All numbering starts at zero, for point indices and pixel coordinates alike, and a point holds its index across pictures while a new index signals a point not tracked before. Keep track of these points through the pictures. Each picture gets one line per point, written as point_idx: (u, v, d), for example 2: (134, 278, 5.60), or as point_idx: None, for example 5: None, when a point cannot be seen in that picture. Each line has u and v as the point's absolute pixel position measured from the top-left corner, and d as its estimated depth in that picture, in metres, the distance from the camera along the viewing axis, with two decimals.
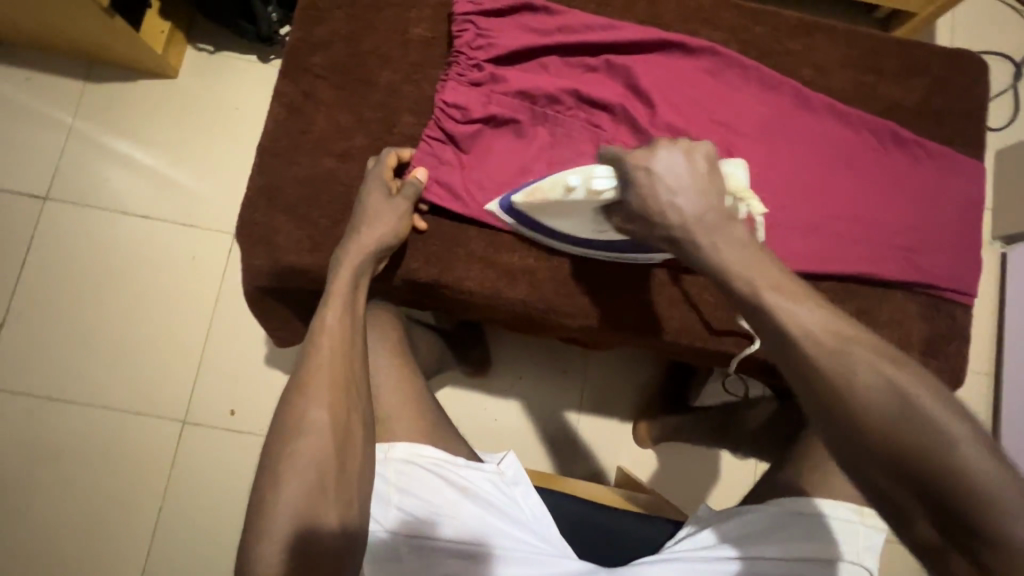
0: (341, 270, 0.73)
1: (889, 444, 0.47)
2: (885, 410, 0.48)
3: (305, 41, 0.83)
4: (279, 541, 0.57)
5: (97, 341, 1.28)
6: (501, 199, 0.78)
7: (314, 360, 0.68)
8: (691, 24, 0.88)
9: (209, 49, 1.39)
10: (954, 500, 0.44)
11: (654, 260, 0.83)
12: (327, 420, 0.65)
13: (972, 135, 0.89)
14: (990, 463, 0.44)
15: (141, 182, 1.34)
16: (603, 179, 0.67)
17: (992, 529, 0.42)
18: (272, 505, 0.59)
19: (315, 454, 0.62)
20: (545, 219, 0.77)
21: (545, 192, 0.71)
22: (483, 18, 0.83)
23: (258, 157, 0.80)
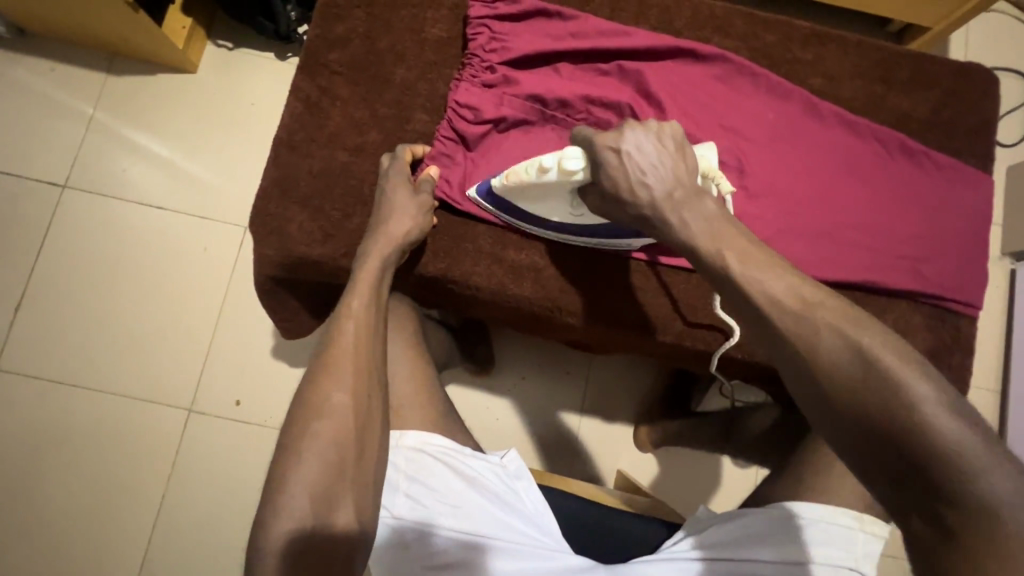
0: (369, 259, 0.74)
1: (858, 406, 0.46)
2: (849, 368, 0.48)
3: (324, 39, 0.84)
4: (294, 522, 0.59)
5: (109, 327, 1.31)
6: (478, 184, 0.80)
7: (341, 342, 0.69)
8: (703, 31, 0.89)
9: (228, 45, 1.42)
10: (919, 456, 0.43)
11: (635, 246, 0.83)
12: (348, 402, 0.66)
13: (982, 148, 0.89)
14: (949, 418, 0.44)
15: (158, 173, 1.37)
16: (574, 160, 0.68)
17: (957, 485, 0.42)
18: (289, 485, 0.60)
19: (335, 435, 0.64)
20: (521, 203, 0.78)
21: (520, 174, 0.73)
22: (497, 21, 0.84)
23: (273, 150, 0.82)
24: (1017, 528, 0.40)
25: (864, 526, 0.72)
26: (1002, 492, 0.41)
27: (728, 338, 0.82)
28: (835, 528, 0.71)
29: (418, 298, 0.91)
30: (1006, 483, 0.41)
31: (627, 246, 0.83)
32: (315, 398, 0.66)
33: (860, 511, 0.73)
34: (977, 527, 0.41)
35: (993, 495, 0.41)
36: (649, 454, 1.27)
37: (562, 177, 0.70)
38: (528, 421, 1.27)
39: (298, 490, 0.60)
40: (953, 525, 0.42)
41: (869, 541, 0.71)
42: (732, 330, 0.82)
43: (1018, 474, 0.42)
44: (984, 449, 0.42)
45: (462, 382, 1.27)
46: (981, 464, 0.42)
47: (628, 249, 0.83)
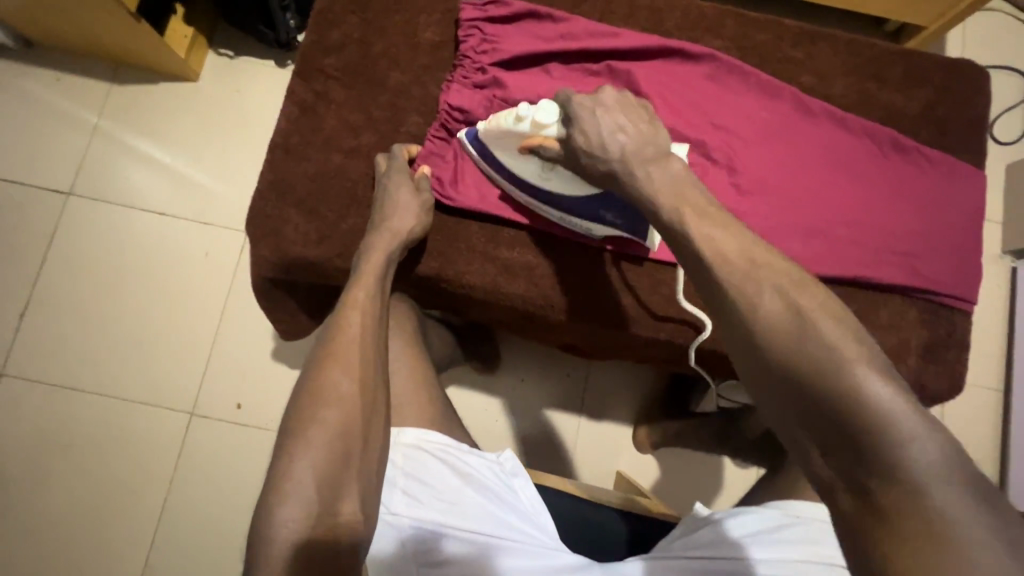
0: (372, 253, 0.75)
1: (788, 365, 0.46)
2: (784, 328, 0.47)
3: (318, 44, 0.86)
4: (299, 510, 0.59)
5: (113, 331, 1.32)
6: (467, 129, 0.81)
7: (344, 336, 0.70)
8: (694, 32, 0.90)
9: (229, 54, 1.44)
10: (848, 422, 0.43)
11: (595, 234, 0.83)
12: (353, 393, 0.67)
13: (974, 143, 0.89)
14: (879, 385, 0.43)
15: (160, 180, 1.39)
16: (548, 115, 0.71)
17: (881, 452, 0.41)
18: (294, 472, 0.61)
19: (341, 423, 0.65)
20: (496, 155, 0.79)
21: (497, 118, 0.75)
22: (488, 24, 0.85)
23: (269, 153, 0.83)
24: (935, 499, 0.39)
25: None
26: (925, 461, 0.41)
27: (701, 335, 0.83)
28: (829, 526, 0.72)
29: (417, 300, 0.91)
30: (931, 454, 0.41)
31: (586, 233, 0.83)
32: (317, 391, 0.66)
33: None
34: (898, 499, 0.40)
35: (915, 465, 0.41)
36: (649, 454, 1.26)
37: (534, 129, 0.72)
38: (528, 422, 1.27)
39: (303, 477, 0.61)
40: (873, 495, 0.41)
41: None
42: (705, 328, 0.83)
43: (941, 445, 0.41)
44: (912, 416, 0.42)
45: (461, 384, 1.28)
46: (908, 431, 0.42)
47: (591, 237, 0.83)
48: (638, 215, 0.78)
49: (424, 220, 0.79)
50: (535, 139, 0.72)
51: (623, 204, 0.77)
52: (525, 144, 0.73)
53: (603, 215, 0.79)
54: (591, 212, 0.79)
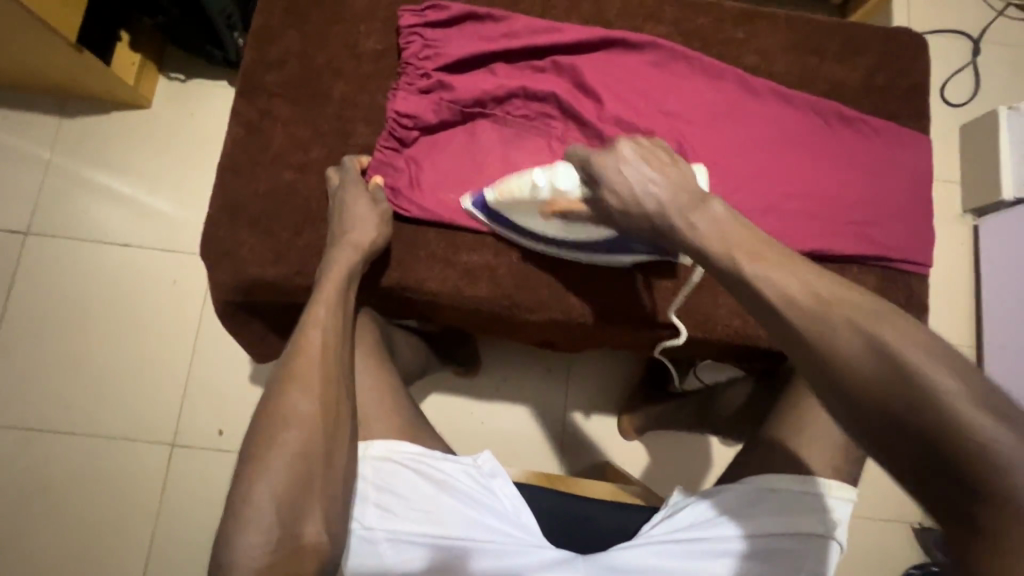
0: (333, 268, 0.75)
1: (877, 398, 0.44)
2: (866, 357, 0.46)
3: (260, 62, 0.85)
4: (259, 535, 0.59)
5: (85, 369, 1.30)
6: (473, 198, 0.80)
7: (306, 353, 0.69)
8: (636, 20, 0.90)
9: (181, 77, 1.42)
10: (953, 456, 0.41)
11: (628, 262, 0.83)
12: (314, 414, 0.66)
13: (917, 110, 0.91)
14: (982, 414, 0.41)
15: (119, 211, 1.37)
16: (567, 180, 0.72)
17: (991, 488, 0.39)
18: (253, 498, 0.60)
19: (302, 445, 0.64)
20: (515, 220, 0.79)
21: (512, 189, 0.75)
22: (429, 29, 0.85)
23: (217, 176, 0.82)
24: None
25: (835, 491, 0.72)
26: None
27: (677, 338, 0.85)
28: (802, 495, 0.72)
29: (380, 309, 0.90)
30: None
31: (620, 262, 0.83)
32: (279, 412, 0.65)
33: (827, 475, 0.74)
34: (1014, 531, 0.39)
35: None
36: (633, 440, 1.27)
37: (554, 195, 0.73)
38: (511, 422, 1.28)
39: (263, 502, 0.60)
40: (986, 525, 0.39)
41: (839, 504, 0.72)
42: (683, 331, 0.83)
43: None
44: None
45: (445, 389, 1.28)
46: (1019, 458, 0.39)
47: (624, 267, 0.84)
48: (668, 249, 0.77)
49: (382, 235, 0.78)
50: (559, 204, 0.73)
51: (651, 241, 0.76)
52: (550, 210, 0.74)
53: (633, 248, 0.79)
54: (622, 245, 0.79)
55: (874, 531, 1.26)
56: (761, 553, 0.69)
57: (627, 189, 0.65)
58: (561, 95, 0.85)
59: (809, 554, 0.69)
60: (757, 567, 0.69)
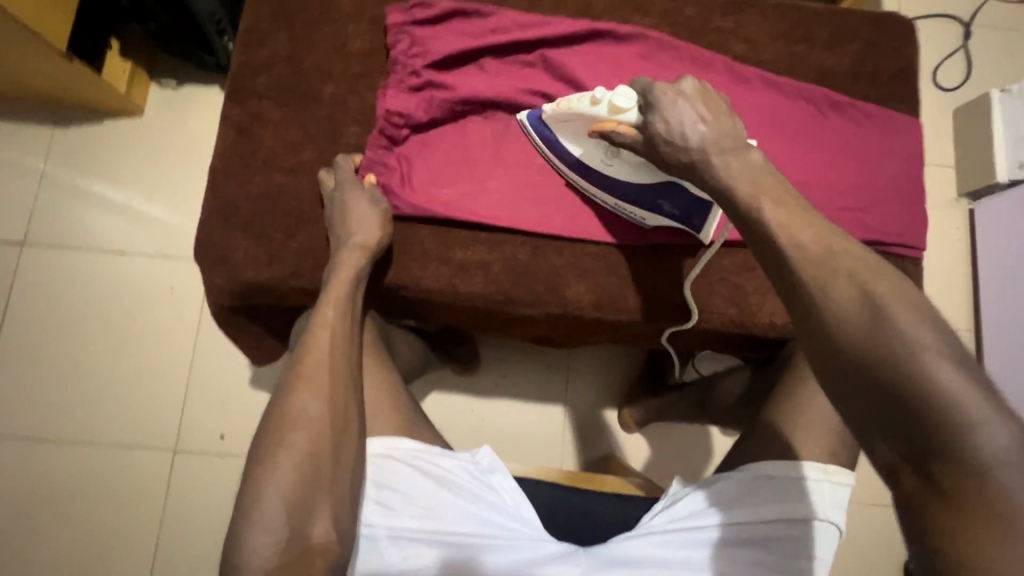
0: (339, 268, 0.75)
1: (857, 356, 0.48)
2: (855, 318, 0.49)
3: (248, 65, 0.85)
4: (269, 536, 0.59)
5: (85, 377, 1.30)
6: (530, 111, 0.82)
7: (313, 357, 0.70)
8: (623, 12, 0.90)
9: (172, 84, 1.42)
10: (918, 411, 0.45)
11: (648, 223, 0.83)
12: (322, 415, 0.67)
13: (907, 93, 0.91)
14: (952, 374, 0.45)
15: (115, 219, 1.37)
16: (625, 100, 0.70)
17: (948, 442, 0.44)
18: (262, 501, 0.61)
19: (309, 446, 0.64)
20: (563, 140, 0.80)
21: (572, 101, 0.76)
22: (417, 27, 0.85)
23: (210, 180, 0.82)
24: (1007, 483, 0.42)
25: (832, 476, 0.72)
26: (995, 448, 0.43)
27: (688, 322, 0.84)
28: (800, 482, 0.72)
29: (380, 310, 0.90)
30: (1001, 441, 0.43)
31: (641, 222, 0.83)
32: (286, 413, 0.66)
33: (826, 461, 0.73)
34: (960, 482, 0.43)
35: (990, 454, 0.43)
36: (634, 433, 1.28)
37: (609, 112, 0.72)
38: (512, 418, 1.28)
39: (272, 503, 0.61)
40: (938, 479, 0.44)
41: (836, 490, 0.72)
42: (695, 313, 0.83)
43: (1017, 433, 0.43)
44: (985, 405, 0.44)
45: (445, 388, 1.28)
46: (978, 419, 0.43)
47: (644, 229, 0.84)
48: (699, 206, 0.77)
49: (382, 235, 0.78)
50: (609, 123, 0.72)
51: (686, 196, 0.76)
52: (597, 128, 0.72)
53: (661, 205, 0.79)
54: (650, 201, 0.79)
55: (876, 516, 1.27)
56: (760, 540, 0.70)
57: (676, 125, 0.65)
58: (551, 90, 0.85)
59: (805, 539, 0.70)
60: (756, 553, 0.69)
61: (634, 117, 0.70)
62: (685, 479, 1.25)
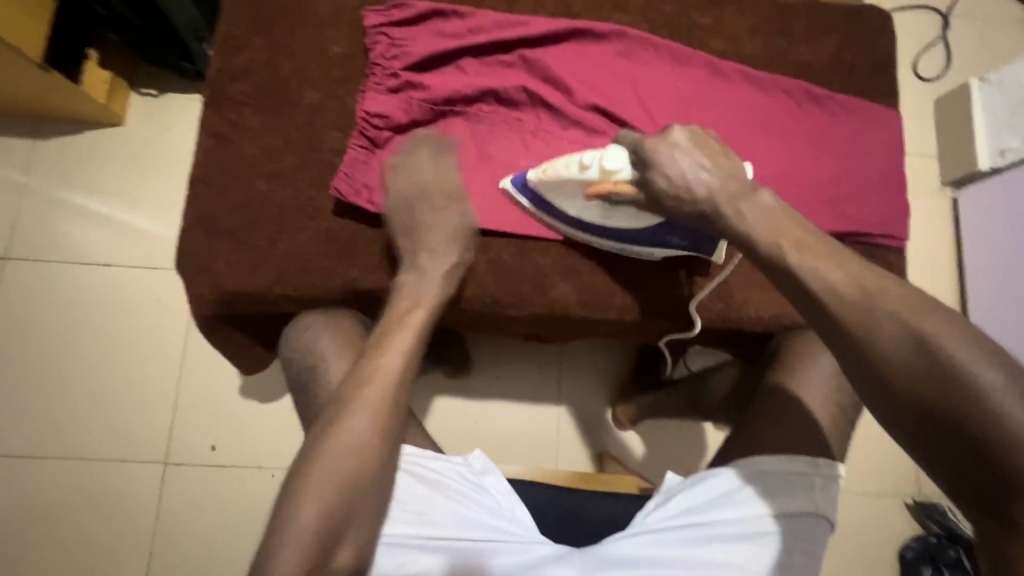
0: (405, 299, 0.75)
1: (920, 398, 0.51)
2: (909, 359, 0.52)
3: (226, 71, 0.84)
4: (300, 546, 0.61)
5: (72, 392, 1.29)
6: (514, 175, 0.82)
7: (379, 378, 0.70)
8: (602, 10, 0.90)
9: (154, 93, 1.40)
10: (990, 450, 0.47)
11: (657, 255, 0.83)
12: (365, 433, 0.67)
13: (885, 85, 0.92)
14: (1018, 408, 0.47)
15: (99, 231, 1.35)
16: (616, 161, 0.72)
17: (1023, 479, 0.46)
18: (300, 512, 0.63)
19: (353, 467, 0.66)
20: (555, 203, 0.79)
21: (559, 168, 0.75)
22: (395, 28, 0.84)
23: (189, 189, 0.81)
24: None
25: (822, 470, 0.72)
26: None
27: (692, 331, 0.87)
28: (791, 475, 0.72)
29: None
30: None
31: (650, 254, 0.83)
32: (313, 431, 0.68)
33: (817, 455, 0.74)
34: None
35: None
36: (629, 430, 1.28)
37: (602, 175, 0.73)
38: (506, 419, 1.28)
39: (309, 515, 0.63)
40: (1017, 513, 0.47)
41: (827, 484, 0.72)
42: (697, 323, 0.86)
43: None
44: None
45: (438, 391, 1.28)
46: None
47: (653, 259, 0.84)
48: (704, 239, 0.77)
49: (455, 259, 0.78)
50: (604, 185, 0.72)
51: (691, 230, 0.77)
52: (594, 192, 0.73)
53: (668, 240, 0.79)
54: (655, 237, 0.79)
55: (869, 505, 1.28)
56: (753, 536, 0.70)
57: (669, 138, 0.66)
58: (531, 89, 0.85)
59: (795, 532, 0.70)
60: (749, 548, 0.69)
61: (628, 175, 0.72)
62: (676, 472, 1.26)
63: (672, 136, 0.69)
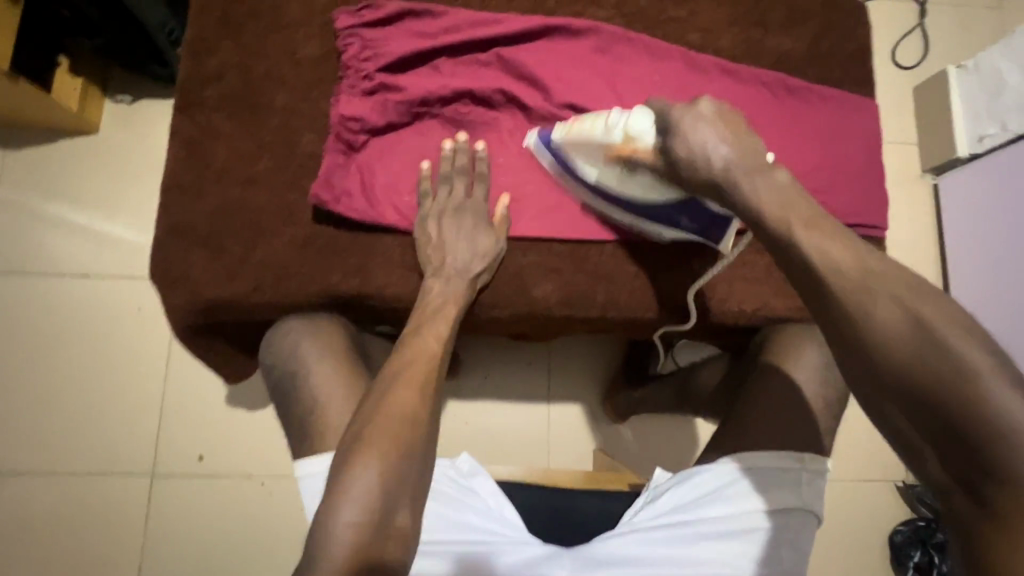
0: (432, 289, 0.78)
1: (904, 374, 0.47)
2: (899, 336, 0.48)
3: (196, 77, 0.82)
4: (355, 511, 0.58)
5: (54, 406, 1.27)
6: (540, 133, 0.82)
7: (423, 359, 0.71)
8: (577, 5, 0.89)
9: (127, 99, 1.37)
10: (971, 431, 0.44)
11: (666, 236, 0.82)
12: (406, 407, 0.67)
13: (862, 74, 0.92)
14: (1008, 393, 0.44)
15: (76, 241, 1.33)
16: (642, 123, 0.69)
17: (1002, 464, 0.42)
18: (361, 472, 0.61)
19: (407, 436, 0.65)
20: (577, 163, 0.78)
21: (588, 126, 0.74)
22: (367, 29, 0.83)
23: (162, 197, 0.80)
24: None
25: (810, 465, 0.73)
26: None
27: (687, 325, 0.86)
28: (780, 471, 0.73)
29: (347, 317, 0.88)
30: None
31: (657, 234, 0.82)
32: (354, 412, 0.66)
33: (803, 450, 0.74)
34: (1014, 503, 0.42)
35: None
36: (618, 424, 1.29)
37: (626, 137, 0.70)
38: (497, 418, 1.28)
39: (366, 479, 0.60)
40: (991, 501, 0.43)
41: (814, 478, 0.73)
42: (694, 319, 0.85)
43: None
44: None
45: None
46: None
47: (659, 240, 0.83)
48: (716, 221, 0.74)
49: (491, 258, 0.79)
50: (627, 148, 0.70)
51: (703, 213, 0.73)
52: (615, 154, 0.71)
53: (679, 221, 0.77)
54: (666, 216, 0.77)
55: (858, 491, 1.29)
56: (742, 533, 0.70)
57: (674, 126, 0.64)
58: (508, 89, 0.84)
59: (783, 527, 0.70)
60: (738, 545, 0.69)
61: (652, 142, 0.68)
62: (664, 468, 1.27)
63: (699, 106, 0.63)
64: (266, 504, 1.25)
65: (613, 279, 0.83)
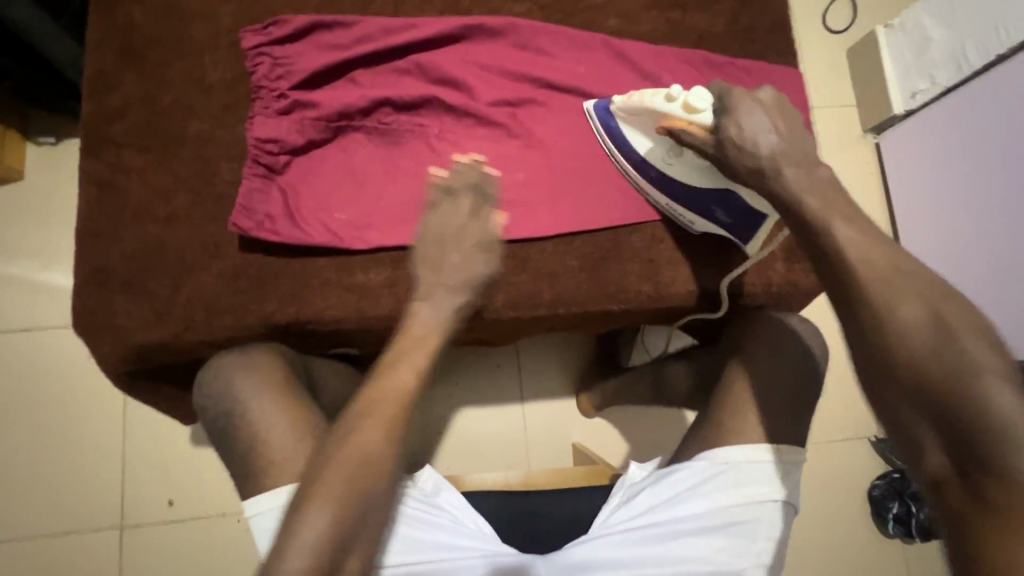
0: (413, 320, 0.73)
1: (912, 370, 0.54)
2: (922, 338, 0.54)
3: (102, 114, 0.79)
4: (305, 554, 0.57)
5: (6, 470, 1.21)
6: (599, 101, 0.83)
7: (390, 395, 0.66)
8: (492, 3, 0.88)
9: (50, 141, 1.31)
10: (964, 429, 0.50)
11: (695, 228, 0.83)
12: (367, 452, 0.63)
13: (782, 43, 0.92)
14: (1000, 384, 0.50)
15: (11, 295, 1.26)
16: (702, 100, 0.70)
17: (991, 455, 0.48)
18: (312, 520, 0.59)
19: (363, 477, 0.62)
20: (629, 136, 0.80)
21: (646, 94, 0.75)
22: (276, 47, 0.80)
23: (77, 242, 0.76)
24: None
25: (781, 452, 0.73)
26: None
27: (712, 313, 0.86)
28: (755, 466, 0.72)
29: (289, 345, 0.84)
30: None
31: (689, 226, 0.83)
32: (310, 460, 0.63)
33: (775, 438, 0.73)
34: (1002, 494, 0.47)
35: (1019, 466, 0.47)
36: (595, 417, 1.29)
37: (682, 110, 0.71)
38: (472, 425, 1.26)
39: (319, 522, 0.59)
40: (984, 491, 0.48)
41: (789, 469, 0.73)
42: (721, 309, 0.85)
43: None
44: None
45: None
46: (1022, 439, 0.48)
47: (689, 231, 0.84)
48: (750, 219, 0.79)
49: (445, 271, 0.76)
50: (680, 121, 0.71)
51: (741, 206, 0.77)
52: (667, 124, 0.72)
53: (714, 211, 0.79)
54: (705, 206, 0.79)
55: (834, 453, 1.32)
56: (719, 528, 0.70)
57: (749, 133, 0.67)
58: (429, 93, 0.83)
59: (763, 521, 0.70)
60: (714, 541, 0.69)
61: (706, 119, 0.70)
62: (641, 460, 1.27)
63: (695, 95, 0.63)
64: (245, 541, 1.21)
65: (558, 276, 0.82)
